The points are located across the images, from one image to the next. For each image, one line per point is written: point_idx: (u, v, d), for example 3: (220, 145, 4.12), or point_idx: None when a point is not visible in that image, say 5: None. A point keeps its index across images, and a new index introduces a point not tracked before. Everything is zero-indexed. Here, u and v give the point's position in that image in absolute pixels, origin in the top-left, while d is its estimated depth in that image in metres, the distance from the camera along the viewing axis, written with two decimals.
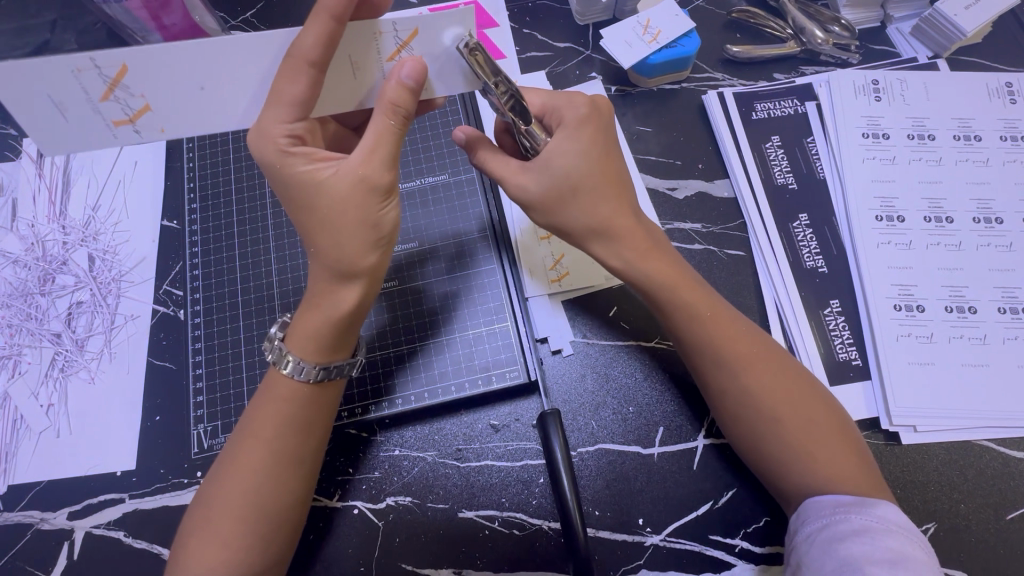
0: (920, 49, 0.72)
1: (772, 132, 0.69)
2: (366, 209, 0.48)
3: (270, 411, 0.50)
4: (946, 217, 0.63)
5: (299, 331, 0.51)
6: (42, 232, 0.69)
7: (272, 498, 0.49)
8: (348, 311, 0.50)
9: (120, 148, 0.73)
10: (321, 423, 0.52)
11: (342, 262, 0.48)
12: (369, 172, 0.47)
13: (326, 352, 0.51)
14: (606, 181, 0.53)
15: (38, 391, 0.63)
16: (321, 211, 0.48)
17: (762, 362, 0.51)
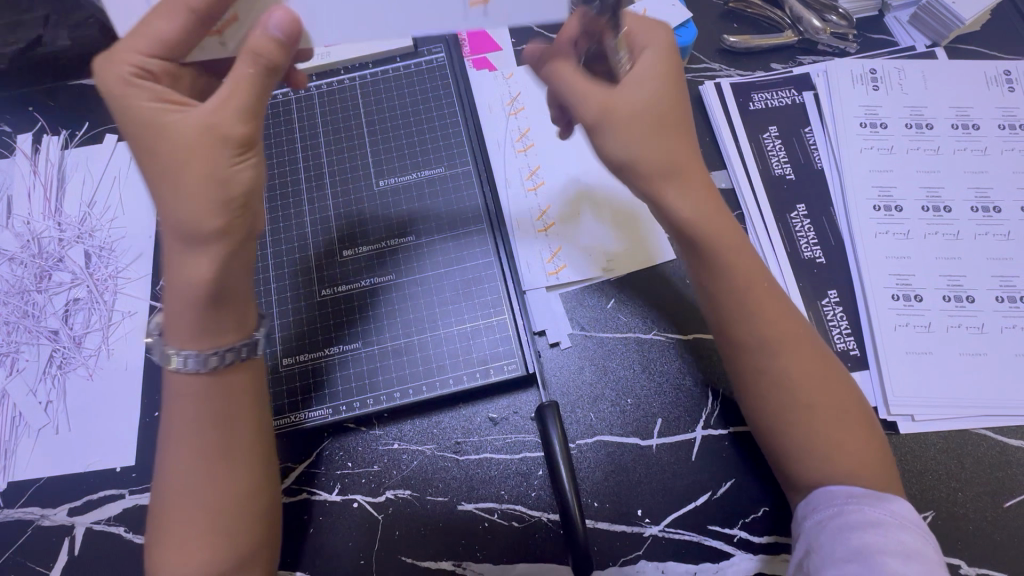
0: (918, 38, 0.72)
1: (769, 122, 0.68)
2: (212, 161, 0.44)
3: (190, 401, 0.48)
4: (944, 206, 0.63)
5: (172, 311, 0.47)
6: (38, 228, 0.69)
7: (219, 494, 0.47)
8: (202, 283, 0.44)
9: (115, 144, 0.72)
10: (241, 407, 0.49)
11: (183, 223, 0.44)
12: (220, 121, 0.44)
13: (196, 332, 0.46)
14: (669, 119, 0.48)
15: (36, 388, 0.63)
16: (165, 172, 0.44)
17: (794, 343, 0.49)
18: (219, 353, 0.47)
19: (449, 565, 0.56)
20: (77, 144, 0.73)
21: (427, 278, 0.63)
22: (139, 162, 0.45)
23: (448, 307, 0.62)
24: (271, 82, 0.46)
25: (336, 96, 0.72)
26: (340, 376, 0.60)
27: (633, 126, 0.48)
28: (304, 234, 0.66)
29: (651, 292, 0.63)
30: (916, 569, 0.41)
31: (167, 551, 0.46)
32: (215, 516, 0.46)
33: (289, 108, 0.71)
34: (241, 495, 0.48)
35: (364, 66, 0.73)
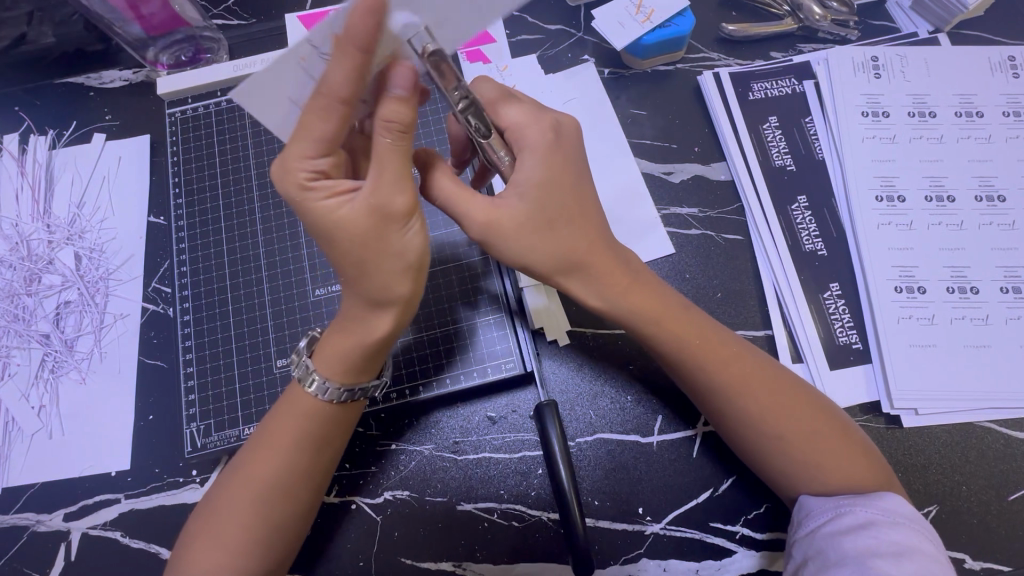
0: (920, 24, 0.70)
1: (769, 112, 0.67)
2: (387, 239, 0.43)
3: (290, 424, 0.49)
4: (948, 196, 0.62)
5: (321, 354, 0.49)
6: (26, 231, 0.68)
7: (279, 506, 0.49)
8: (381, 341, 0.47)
9: (103, 143, 0.71)
10: (339, 437, 0.51)
11: (374, 292, 0.45)
12: (384, 198, 0.43)
13: (351, 377, 0.49)
14: (568, 214, 0.48)
15: (28, 393, 0.62)
16: (346, 249, 0.44)
17: (753, 380, 0.49)
18: (354, 389, 0.50)
19: (449, 566, 0.55)
20: (65, 144, 0.71)
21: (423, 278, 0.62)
22: (328, 252, 0.45)
23: (447, 305, 0.61)
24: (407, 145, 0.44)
25: None
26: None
27: (525, 230, 0.47)
28: (297, 234, 0.65)
29: None
30: (911, 568, 0.41)
31: (207, 543, 0.47)
32: (263, 523, 0.48)
33: None
34: (294, 512, 0.49)
35: None
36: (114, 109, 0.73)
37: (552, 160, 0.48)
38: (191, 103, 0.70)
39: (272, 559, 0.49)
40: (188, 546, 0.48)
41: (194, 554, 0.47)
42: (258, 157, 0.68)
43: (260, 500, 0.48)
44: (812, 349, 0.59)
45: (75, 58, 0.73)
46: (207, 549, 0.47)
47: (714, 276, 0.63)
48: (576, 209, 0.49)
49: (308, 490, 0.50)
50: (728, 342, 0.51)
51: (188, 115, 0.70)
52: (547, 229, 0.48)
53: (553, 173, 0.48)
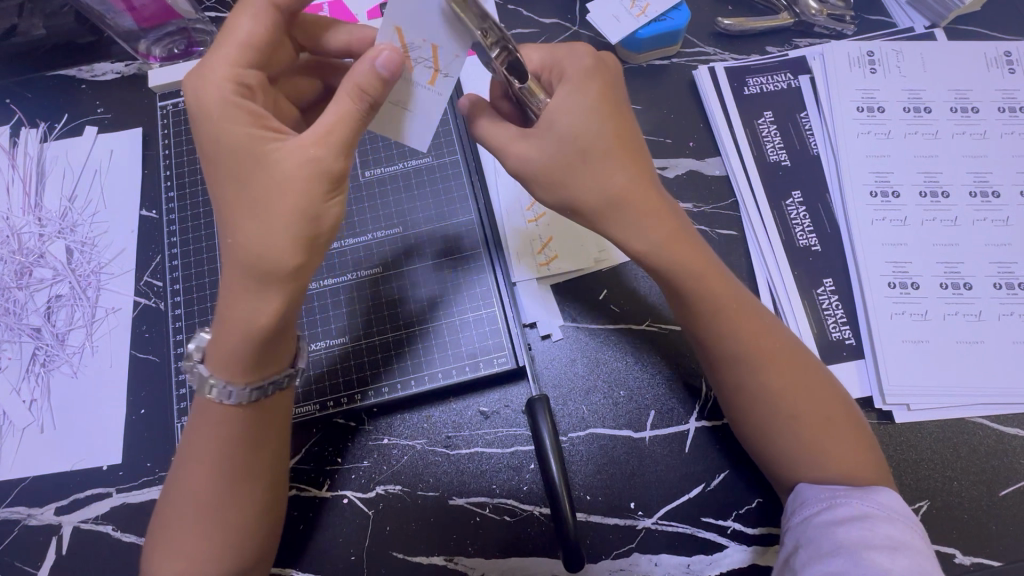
0: (917, 19, 0.70)
1: (765, 108, 0.67)
2: (307, 199, 0.43)
3: (207, 437, 0.47)
4: (942, 191, 0.62)
5: (217, 354, 0.46)
6: (18, 224, 0.68)
7: (228, 510, 0.47)
8: (264, 327, 0.44)
9: (95, 137, 0.71)
10: (271, 433, 0.49)
11: (259, 262, 0.42)
12: (320, 154, 0.43)
13: (248, 376, 0.46)
14: (623, 139, 0.46)
15: (19, 387, 0.62)
16: (260, 198, 0.43)
17: (775, 346, 0.48)
18: (263, 385, 0.47)
19: (441, 560, 0.55)
20: (56, 137, 0.71)
21: (415, 273, 0.62)
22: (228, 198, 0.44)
23: (437, 300, 0.61)
24: (367, 120, 0.45)
25: None
26: (328, 371, 0.59)
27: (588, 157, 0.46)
28: None
29: (644, 284, 0.62)
30: (905, 564, 0.41)
31: (176, 555, 0.47)
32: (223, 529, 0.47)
33: None
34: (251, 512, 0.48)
35: None
36: (106, 102, 0.72)
37: (605, 82, 0.47)
38: (182, 96, 0.70)
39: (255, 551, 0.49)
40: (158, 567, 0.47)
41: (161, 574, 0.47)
42: None
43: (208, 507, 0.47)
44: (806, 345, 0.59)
45: (67, 50, 0.73)
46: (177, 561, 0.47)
47: None
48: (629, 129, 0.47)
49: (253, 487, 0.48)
50: (754, 313, 0.50)
51: (180, 108, 0.69)
52: (604, 149, 0.46)
53: (606, 90, 0.47)
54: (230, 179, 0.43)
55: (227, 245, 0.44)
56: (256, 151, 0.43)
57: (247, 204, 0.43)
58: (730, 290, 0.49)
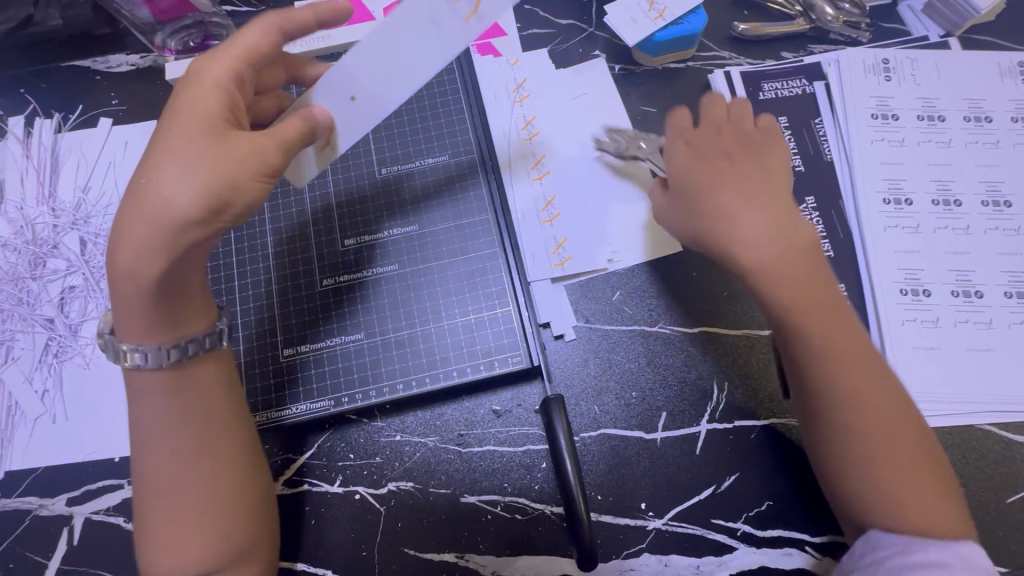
0: (932, 27, 0.70)
1: (780, 113, 0.67)
2: (238, 173, 0.45)
3: (145, 412, 0.48)
4: (955, 200, 0.62)
5: (121, 309, 0.47)
6: (32, 214, 0.68)
7: (190, 482, 0.47)
8: (155, 277, 0.44)
9: (110, 128, 0.71)
10: (205, 397, 0.49)
11: (164, 213, 0.43)
12: (261, 146, 0.47)
13: (143, 334, 0.47)
14: (739, 189, 0.54)
15: (32, 377, 0.62)
16: (186, 159, 0.44)
17: (877, 373, 0.48)
18: (177, 344, 0.48)
19: (451, 557, 0.56)
20: (71, 128, 0.71)
21: (430, 271, 0.62)
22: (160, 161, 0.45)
23: (451, 297, 0.61)
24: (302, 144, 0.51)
25: None
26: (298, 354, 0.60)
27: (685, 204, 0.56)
28: (306, 222, 0.64)
29: (658, 286, 0.63)
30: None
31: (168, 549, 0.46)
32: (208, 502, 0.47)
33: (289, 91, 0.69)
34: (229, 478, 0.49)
35: None
36: (121, 94, 0.72)
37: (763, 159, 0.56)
38: None
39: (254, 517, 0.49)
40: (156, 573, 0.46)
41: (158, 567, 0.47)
42: None
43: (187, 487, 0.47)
44: None
45: (84, 41, 0.73)
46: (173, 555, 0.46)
47: (721, 275, 0.63)
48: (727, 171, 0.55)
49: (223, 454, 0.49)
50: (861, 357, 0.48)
51: None
52: (718, 202, 0.54)
53: (710, 155, 0.57)
54: (171, 133, 0.46)
55: (139, 188, 0.44)
56: (192, 118, 0.46)
57: (169, 156, 0.45)
58: (841, 316, 0.49)
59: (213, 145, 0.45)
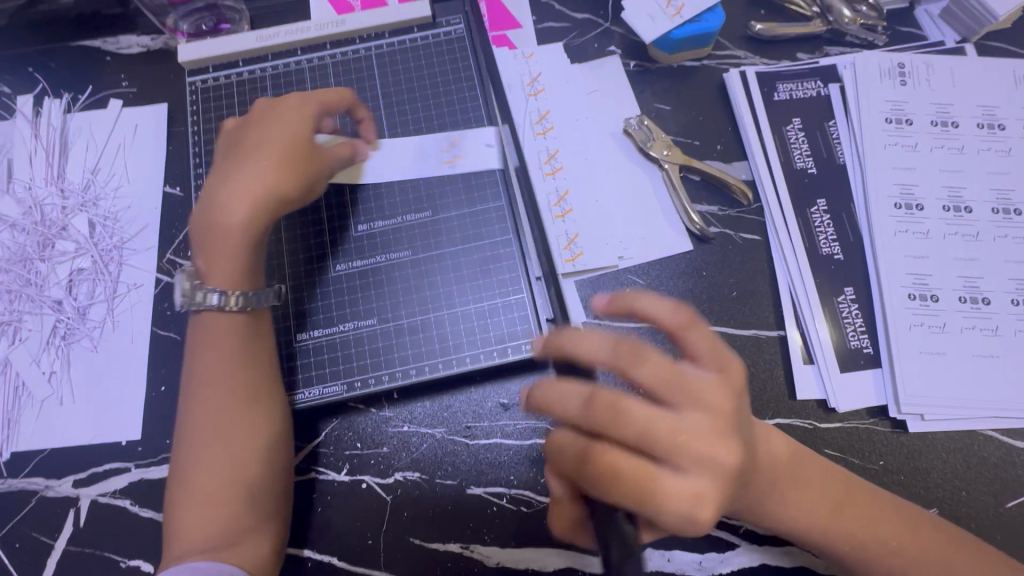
0: (948, 32, 0.70)
1: (794, 114, 0.67)
2: (317, 173, 0.59)
3: (216, 348, 0.52)
4: (965, 207, 0.63)
5: (206, 260, 0.54)
6: (40, 195, 0.67)
7: (236, 430, 0.50)
8: (260, 233, 0.55)
9: (120, 110, 0.70)
10: (265, 354, 0.54)
11: (274, 182, 0.55)
12: (330, 157, 0.60)
13: (234, 278, 0.53)
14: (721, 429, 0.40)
15: (39, 358, 0.62)
16: (291, 152, 0.57)
17: (810, 469, 0.50)
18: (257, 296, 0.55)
19: (456, 548, 0.56)
20: (80, 109, 0.70)
21: (442, 261, 0.62)
22: (267, 146, 0.56)
23: (464, 286, 0.61)
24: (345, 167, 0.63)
25: (353, 67, 0.69)
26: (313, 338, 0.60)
27: (693, 483, 0.38)
28: (318, 209, 0.64)
29: (668, 284, 0.63)
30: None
31: (191, 503, 0.49)
32: (236, 464, 0.50)
33: (302, 77, 0.68)
34: (260, 444, 0.51)
35: (378, 38, 0.70)
36: (131, 75, 0.71)
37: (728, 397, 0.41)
38: (212, 72, 0.69)
39: (272, 494, 0.51)
40: (174, 524, 0.49)
41: (182, 508, 0.49)
42: None
43: (220, 443, 0.50)
44: (824, 352, 0.60)
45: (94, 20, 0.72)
46: (195, 502, 0.49)
47: (731, 275, 0.63)
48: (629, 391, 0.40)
49: (259, 418, 0.52)
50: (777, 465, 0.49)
51: (208, 84, 0.68)
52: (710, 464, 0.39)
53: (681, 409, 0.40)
54: (271, 129, 0.58)
55: (250, 163, 0.56)
56: (264, 128, 0.58)
57: (273, 145, 0.57)
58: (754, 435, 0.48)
59: (292, 140, 0.57)
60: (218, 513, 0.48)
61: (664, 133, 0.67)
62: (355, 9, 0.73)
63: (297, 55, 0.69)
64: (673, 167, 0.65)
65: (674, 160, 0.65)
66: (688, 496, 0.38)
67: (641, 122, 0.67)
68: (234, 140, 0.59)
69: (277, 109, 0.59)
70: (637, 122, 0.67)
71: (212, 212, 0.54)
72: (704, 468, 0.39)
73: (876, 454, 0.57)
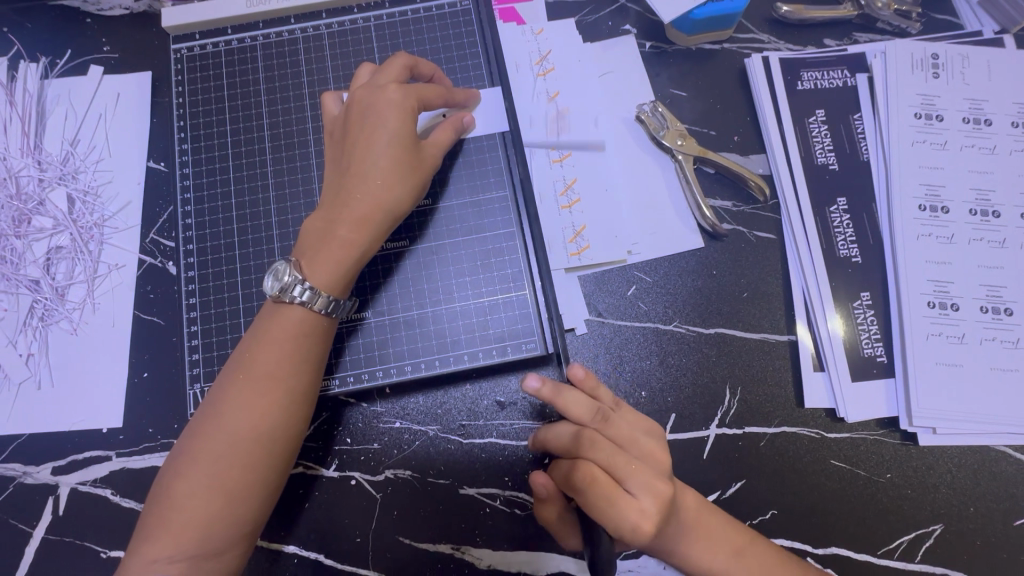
0: (987, 22, 0.66)
1: (817, 105, 0.63)
2: (420, 171, 0.53)
3: (275, 342, 0.48)
4: (993, 211, 0.59)
5: (310, 266, 0.49)
6: (16, 166, 0.63)
7: (258, 437, 0.46)
8: (378, 240, 0.51)
9: (101, 78, 0.66)
10: (314, 363, 0.49)
11: (375, 182, 0.50)
12: (430, 151, 0.54)
13: (347, 288, 0.51)
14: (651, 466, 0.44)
15: (16, 340, 0.59)
16: (399, 147, 0.51)
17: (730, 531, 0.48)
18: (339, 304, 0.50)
19: (447, 549, 0.55)
20: (58, 75, 0.66)
21: (442, 250, 0.59)
22: (393, 137, 0.51)
23: (464, 278, 0.58)
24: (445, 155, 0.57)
25: (349, 38, 0.64)
26: None
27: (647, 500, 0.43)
28: (311, 191, 0.60)
29: (676, 283, 0.60)
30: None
31: (185, 484, 0.45)
32: (242, 463, 0.46)
33: (295, 47, 0.64)
34: (272, 452, 0.47)
35: (379, 6, 0.65)
36: (113, 40, 0.67)
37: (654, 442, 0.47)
38: (199, 39, 0.64)
39: (261, 504, 0.47)
40: (165, 492, 0.45)
41: (171, 500, 0.45)
42: (271, 105, 0.63)
43: (235, 434, 0.46)
44: (836, 359, 0.57)
45: None
46: (188, 498, 0.45)
47: (743, 274, 0.60)
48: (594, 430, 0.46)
49: (282, 424, 0.47)
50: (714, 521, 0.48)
51: (195, 52, 0.64)
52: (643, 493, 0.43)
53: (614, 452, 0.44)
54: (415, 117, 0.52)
55: (383, 157, 0.51)
56: (411, 120, 0.52)
57: (406, 138, 0.51)
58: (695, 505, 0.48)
59: (402, 132, 0.51)
60: (205, 522, 0.44)
61: (679, 121, 0.63)
62: None
63: (290, 23, 0.64)
64: (688, 160, 0.61)
65: (689, 152, 0.61)
66: (632, 515, 0.42)
67: (651, 108, 0.63)
68: (355, 126, 0.52)
69: (400, 93, 0.52)
70: (651, 108, 0.63)
71: (340, 211, 0.50)
72: (649, 493, 0.43)
73: (883, 466, 0.55)
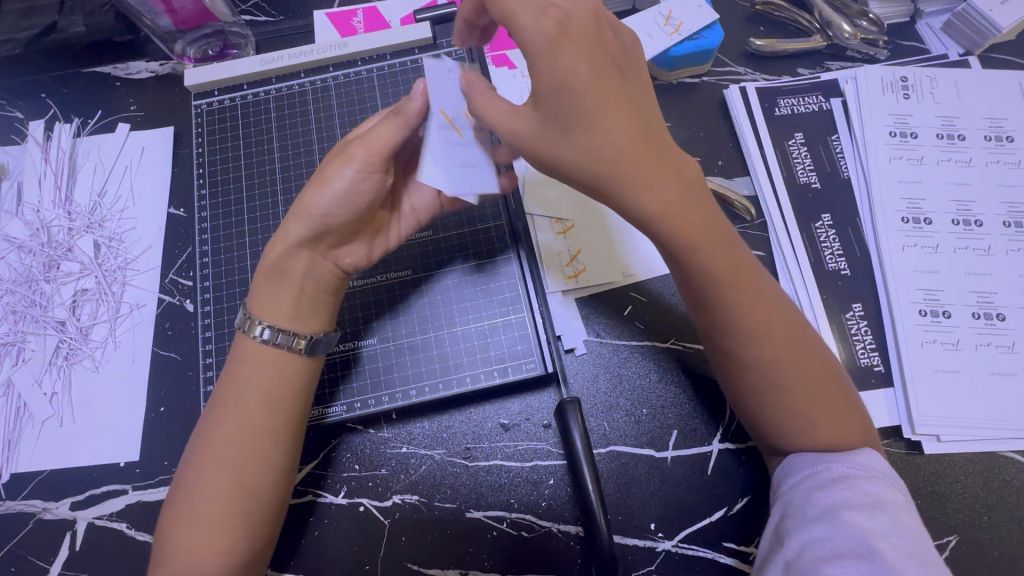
0: (952, 45, 0.70)
1: (795, 129, 0.67)
2: (329, 170, 0.50)
3: (241, 374, 0.50)
4: (975, 220, 0.61)
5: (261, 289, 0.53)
6: (48, 217, 0.68)
7: (234, 468, 0.47)
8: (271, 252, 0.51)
9: (127, 134, 0.71)
10: (287, 394, 0.50)
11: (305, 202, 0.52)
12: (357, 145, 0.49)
13: (264, 313, 0.51)
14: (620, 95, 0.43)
15: (42, 379, 0.62)
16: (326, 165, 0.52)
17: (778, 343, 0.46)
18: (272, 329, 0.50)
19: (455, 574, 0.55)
20: (89, 132, 0.72)
21: (444, 277, 0.62)
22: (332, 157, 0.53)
23: (465, 303, 0.61)
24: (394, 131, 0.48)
25: (353, 89, 0.70)
26: None
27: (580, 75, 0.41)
28: None
29: (670, 301, 0.62)
30: (886, 521, 0.41)
31: (178, 519, 0.46)
32: (222, 496, 0.46)
33: (305, 98, 0.69)
34: (249, 481, 0.47)
35: (381, 58, 0.71)
36: (139, 100, 0.73)
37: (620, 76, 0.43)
38: (217, 95, 0.70)
39: (254, 534, 0.47)
40: (163, 532, 0.47)
41: (172, 539, 0.46)
42: (283, 150, 0.68)
43: (214, 466, 0.47)
44: None
45: (104, 48, 0.73)
46: (182, 537, 0.46)
47: None
48: (621, 98, 0.43)
49: (252, 453, 0.48)
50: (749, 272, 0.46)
51: (214, 107, 0.70)
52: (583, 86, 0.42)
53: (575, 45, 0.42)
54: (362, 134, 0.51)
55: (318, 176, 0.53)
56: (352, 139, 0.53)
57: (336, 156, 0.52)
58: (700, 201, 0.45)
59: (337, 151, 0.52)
60: (197, 559, 0.45)
61: None
62: (357, 31, 0.74)
63: (300, 77, 0.70)
64: None
65: None
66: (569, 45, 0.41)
67: None
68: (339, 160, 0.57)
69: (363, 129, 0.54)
70: None
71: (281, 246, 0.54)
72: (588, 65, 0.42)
73: None
